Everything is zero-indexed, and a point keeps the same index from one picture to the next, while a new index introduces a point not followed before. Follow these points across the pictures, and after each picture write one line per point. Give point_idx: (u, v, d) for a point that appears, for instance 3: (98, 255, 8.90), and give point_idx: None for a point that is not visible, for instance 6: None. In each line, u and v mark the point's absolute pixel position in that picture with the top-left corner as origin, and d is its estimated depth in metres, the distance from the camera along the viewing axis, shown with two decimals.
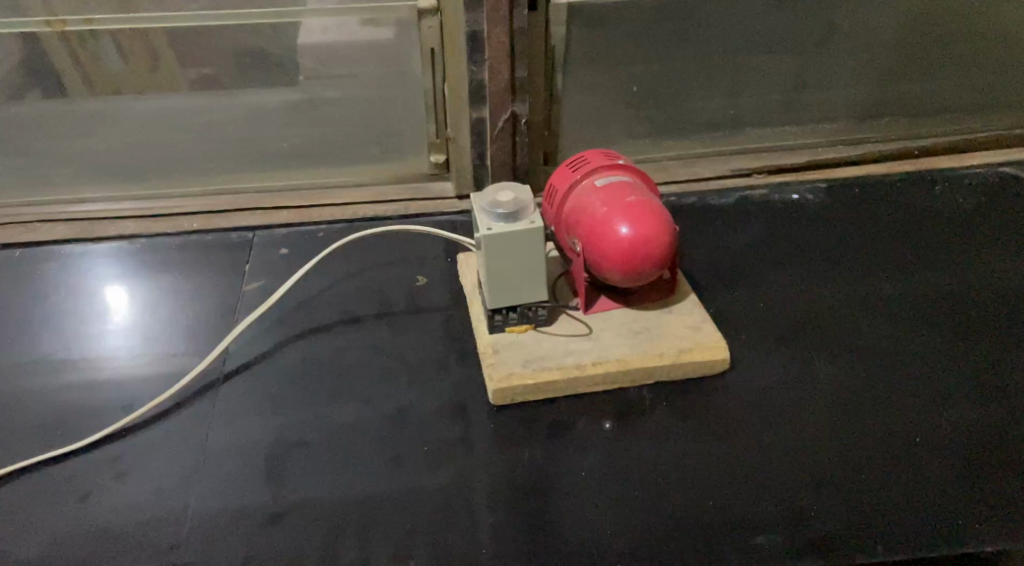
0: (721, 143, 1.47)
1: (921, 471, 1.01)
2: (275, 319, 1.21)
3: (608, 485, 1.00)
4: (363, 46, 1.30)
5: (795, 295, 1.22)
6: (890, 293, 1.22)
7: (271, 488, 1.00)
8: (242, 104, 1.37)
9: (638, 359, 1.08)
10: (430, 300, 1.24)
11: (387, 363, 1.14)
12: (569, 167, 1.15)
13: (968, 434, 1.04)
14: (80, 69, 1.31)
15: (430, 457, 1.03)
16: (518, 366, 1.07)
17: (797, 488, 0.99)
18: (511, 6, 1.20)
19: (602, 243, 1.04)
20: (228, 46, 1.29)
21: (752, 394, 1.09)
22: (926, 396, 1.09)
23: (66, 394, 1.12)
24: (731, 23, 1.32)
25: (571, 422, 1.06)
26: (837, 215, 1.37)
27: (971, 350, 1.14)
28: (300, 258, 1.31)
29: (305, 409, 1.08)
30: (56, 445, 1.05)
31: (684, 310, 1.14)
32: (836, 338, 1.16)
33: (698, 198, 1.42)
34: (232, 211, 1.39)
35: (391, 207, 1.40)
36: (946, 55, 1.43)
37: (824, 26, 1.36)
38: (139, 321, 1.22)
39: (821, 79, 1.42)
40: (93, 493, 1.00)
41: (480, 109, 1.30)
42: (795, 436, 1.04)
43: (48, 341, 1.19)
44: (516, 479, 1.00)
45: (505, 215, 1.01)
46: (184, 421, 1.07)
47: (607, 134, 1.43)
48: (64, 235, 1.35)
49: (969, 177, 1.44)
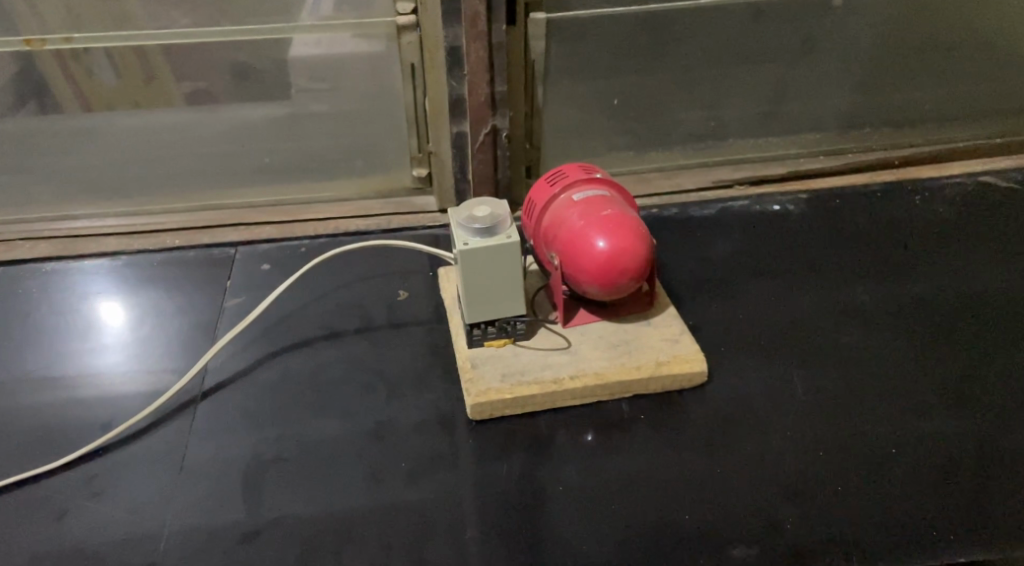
0: (702, 154, 1.48)
1: (898, 481, 1.01)
2: (255, 335, 1.21)
3: (587, 498, 1.00)
4: (344, 62, 1.30)
5: (775, 305, 1.23)
6: (870, 303, 1.23)
7: (248, 505, 1.00)
8: (226, 119, 1.35)
9: (616, 372, 1.08)
10: (411, 314, 1.24)
11: (367, 377, 1.14)
12: (547, 181, 1.15)
13: (945, 445, 1.04)
14: (72, 84, 1.29)
15: (409, 472, 1.03)
16: (496, 381, 1.07)
17: (774, 499, 0.99)
18: (490, 21, 1.20)
19: (579, 257, 1.05)
20: (213, 63, 1.29)
21: (732, 406, 1.09)
22: (903, 406, 1.09)
23: (45, 411, 1.12)
24: (712, 35, 1.33)
25: (550, 436, 1.06)
26: (817, 226, 1.37)
27: (949, 360, 1.14)
28: (282, 274, 1.32)
29: (283, 425, 1.08)
30: (34, 464, 1.05)
31: (663, 322, 1.14)
32: (813, 349, 1.16)
33: (679, 209, 1.42)
34: (215, 226, 1.41)
35: (374, 222, 1.42)
36: (927, 65, 1.44)
37: (804, 38, 1.36)
38: (120, 338, 1.22)
39: (801, 90, 1.43)
40: (69, 512, 1.00)
41: (460, 123, 1.31)
42: (772, 448, 1.05)
43: (30, 358, 1.20)
44: (495, 493, 1.01)
45: (481, 230, 1.01)
46: (162, 439, 1.07)
47: (588, 146, 1.43)
48: (47, 253, 1.36)
49: (948, 187, 1.45)
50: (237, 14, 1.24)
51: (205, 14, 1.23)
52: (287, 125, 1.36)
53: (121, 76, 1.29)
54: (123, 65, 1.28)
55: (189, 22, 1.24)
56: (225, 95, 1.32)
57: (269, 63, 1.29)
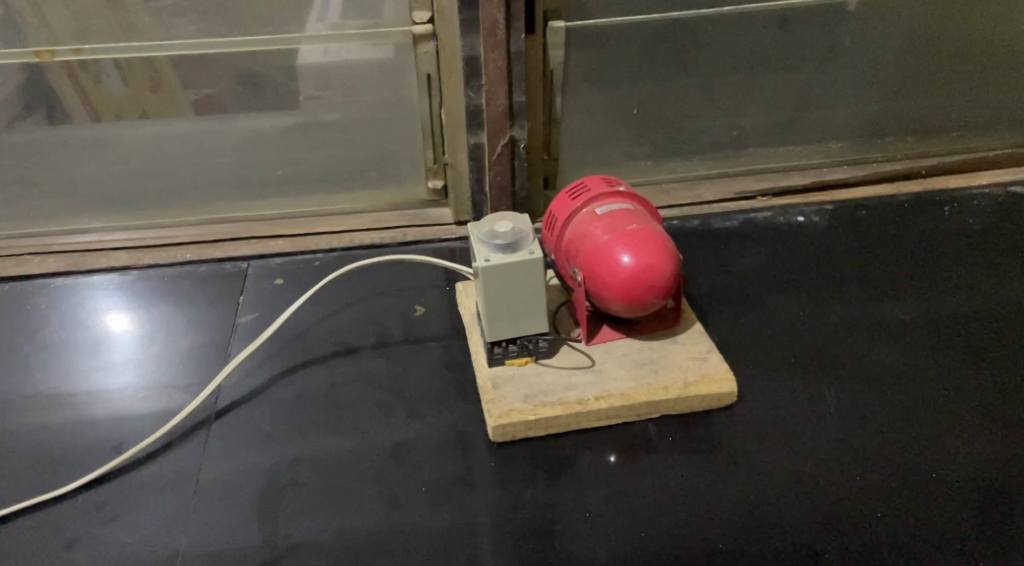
0: (723, 164, 1.45)
1: (936, 504, 0.97)
2: (268, 353, 1.18)
3: (614, 523, 0.97)
4: (358, 71, 1.27)
5: (802, 321, 1.19)
6: (900, 318, 1.19)
7: (264, 531, 0.97)
8: (237, 130, 1.32)
9: (643, 393, 1.04)
10: (428, 330, 1.21)
11: (384, 397, 1.11)
12: (569, 194, 1.12)
13: (982, 466, 1.01)
14: (80, 94, 1.27)
15: (428, 497, 0.99)
16: (518, 402, 1.04)
17: (807, 525, 0.96)
18: (508, 30, 1.17)
19: (603, 273, 1.01)
20: (224, 73, 1.26)
21: (762, 426, 1.06)
22: (937, 424, 1.05)
23: (54, 431, 1.09)
24: (733, 43, 1.30)
25: (575, 458, 1.03)
26: (843, 238, 1.34)
27: (985, 378, 1.11)
28: (295, 288, 1.29)
29: (300, 446, 1.05)
30: (43, 489, 1.02)
31: (689, 340, 1.11)
32: (844, 367, 1.13)
33: (701, 221, 1.39)
34: (226, 240, 1.38)
35: (388, 235, 1.39)
36: (953, 72, 1.40)
37: (827, 45, 1.33)
38: (130, 356, 1.19)
39: (824, 98, 1.40)
40: (80, 539, 0.97)
41: (477, 134, 1.28)
42: (805, 471, 1.01)
43: (38, 377, 1.17)
44: (519, 518, 0.97)
45: (503, 245, 0.98)
46: (174, 462, 1.04)
47: (607, 157, 1.40)
48: (55, 268, 1.33)
49: (978, 198, 1.41)
50: (249, 24, 1.21)
51: (215, 23, 1.21)
52: (300, 135, 1.33)
53: (129, 85, 1.27)
54: (131, 74, 1.25)
55: (199, 31, 1.21)
56: (236, 104, 1.29)
57: (281, 73, 1.27)
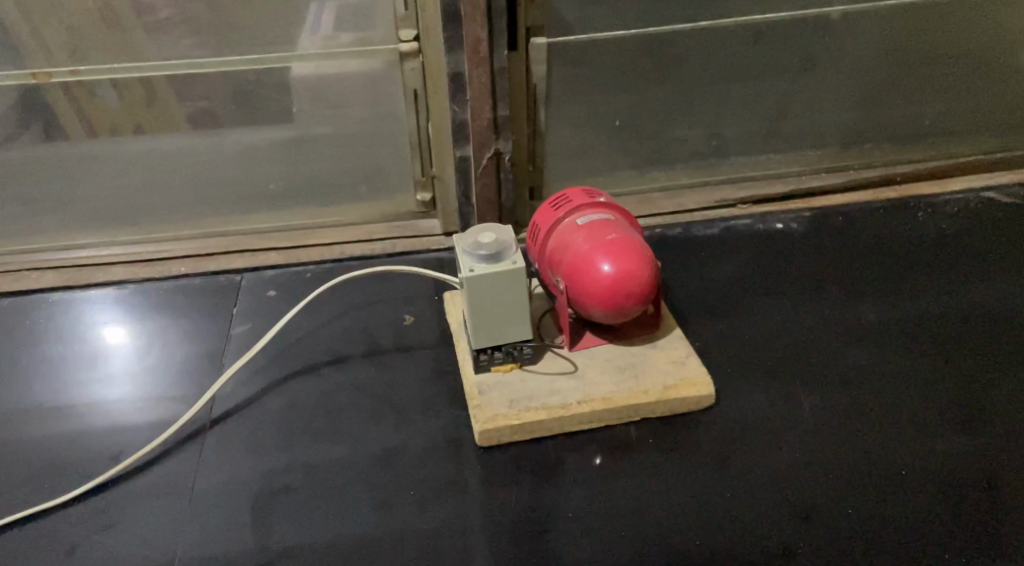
0: (705, 173, 1.49)
1: (907, 498, 1.01)
2: (262, 363, 1.21)
3: (597, 523, 1.00)
4: (347, 87, 1.31)
5: (780, 324, 1.23)
6: (873, 319, 1.23)
7: (259, 535, 1.00)
8: (231, 144, 1.36)
9: (624, 396, 1.08)
10: (417, 339, 1.24)
11: (375, 404, 1.15)
12: (552, 205, 1.15)
13: (952, 461, 1.05)
14: (78, 112, 1.30)
15: (418, 500, 1.03)
16: (504, 407, 1.07)
17: (783, 521, 0.99)
18: (491, 47, 1.21)
19: (585, 282, 1.05)
20: (218, 90, 1.29)
21: (741, 427, 1.09)
22: (910, 422, 1.09)
23: (54, 443, 1.12)
24: (711, 56, 1.34)
25: (560, 461, 1.06)
26: (820, 243, 1.38)
27: (956, 377, 1.15)
28: (288, 299, 1.33)
29: (293, 452, 1.09)
30: (45, 498, 1.05)
31: (669, 344, 1.15)
32: (820, 369, 1.16)
33: (683, 229, 1.44)
34: (220, 253, 1.41)
35: (379, 246, 1.43)
36: (928, 80, 1.44)
37: (804, 56, 1.37)
38: (127, 368, 1.23)
39: (803, 108, 1.44)
40: (81, 546, 1.00)
41: (463, 147, 1.31)
42: (780, 469, 1.05)
43: (37, 390, 1.20)
44: (506, 520, 1.00)
45: (486, 256, 1.01)
46: (172, 469, 1.08)
47: (591, 168, 1.44)
48: (53, 283, 1.37)
49: (951, 203, 1.45)
50: (242, 43, 1.25)
51: (209, 44, 1.24)
52: (292, 149, 1.37)
53: (127, 103, 1.30)
54: (129, 92, 1.29)
55: (194, 50, 1.25)
56: (230, 120, 1.33)
57: (273, 89, 1.30)
